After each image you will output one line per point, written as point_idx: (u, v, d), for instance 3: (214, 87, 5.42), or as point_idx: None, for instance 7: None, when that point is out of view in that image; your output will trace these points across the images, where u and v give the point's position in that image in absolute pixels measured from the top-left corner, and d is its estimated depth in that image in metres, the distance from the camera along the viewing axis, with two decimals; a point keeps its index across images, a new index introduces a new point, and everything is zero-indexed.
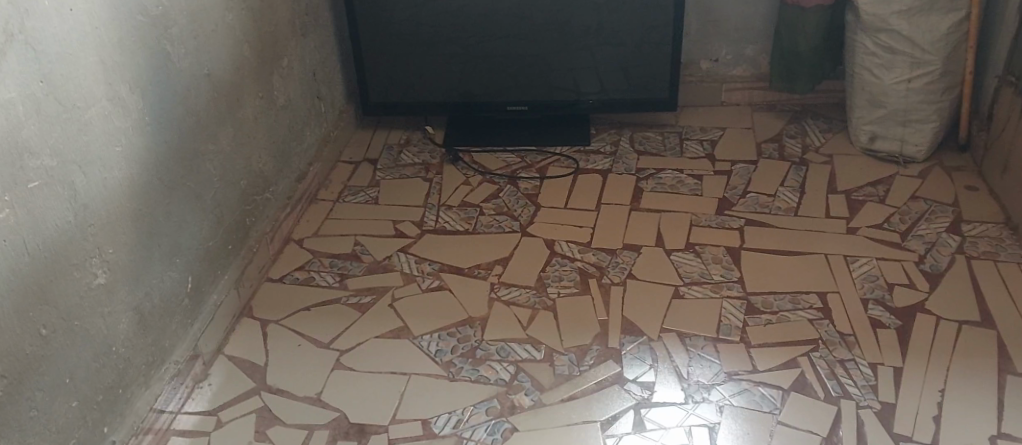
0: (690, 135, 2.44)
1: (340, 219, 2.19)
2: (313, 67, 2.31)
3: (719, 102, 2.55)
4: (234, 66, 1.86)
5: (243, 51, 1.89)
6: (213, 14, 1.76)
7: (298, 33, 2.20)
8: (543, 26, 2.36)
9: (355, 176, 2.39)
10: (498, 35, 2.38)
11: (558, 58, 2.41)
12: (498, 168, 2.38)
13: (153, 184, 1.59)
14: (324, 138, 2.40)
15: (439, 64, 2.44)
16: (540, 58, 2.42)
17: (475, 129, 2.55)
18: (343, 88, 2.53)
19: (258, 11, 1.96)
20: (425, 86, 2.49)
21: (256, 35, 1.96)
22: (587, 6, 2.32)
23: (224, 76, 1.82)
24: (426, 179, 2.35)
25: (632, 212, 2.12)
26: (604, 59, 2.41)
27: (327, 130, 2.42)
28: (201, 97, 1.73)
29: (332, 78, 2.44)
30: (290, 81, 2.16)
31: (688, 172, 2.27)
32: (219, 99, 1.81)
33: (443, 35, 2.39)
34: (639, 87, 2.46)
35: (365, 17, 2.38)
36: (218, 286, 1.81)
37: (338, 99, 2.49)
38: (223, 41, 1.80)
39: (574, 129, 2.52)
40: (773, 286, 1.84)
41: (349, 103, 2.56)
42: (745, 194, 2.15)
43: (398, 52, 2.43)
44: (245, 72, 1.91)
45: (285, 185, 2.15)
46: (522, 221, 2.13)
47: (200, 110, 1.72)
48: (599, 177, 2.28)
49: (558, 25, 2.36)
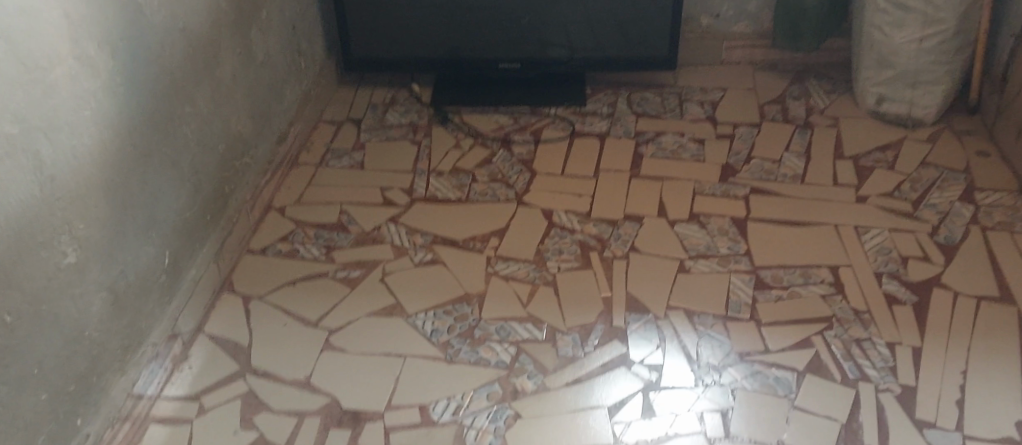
0: (691, 96, 2.34)
1: (324, 186, 2.08)
2: (292, 19, 2.15)
3: (719, 61, 2.44)
4: (211, 20, 1.71)
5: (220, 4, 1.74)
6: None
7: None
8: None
9: (337, 139, 2.26)
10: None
11: (552, 11, 2.28)
12: (490, 131, 2.26)
13: (127, 151, 1.44)
14: (305, 96, 2.25)
15: (426, 17, 2.31)
16: (532, 11, 2.29)
17: (464, 87, 2.42)
18: (323, 43, 2.37)
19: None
20: (411, 41, 2.35)
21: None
22: None
23: (201, 31, 1.67)
24: (415, 142, 2.23)
25: (632, 180, 2.04)
26: (599, 13, 2.29)
27: (307, 87, 2.27)
28: (177, 54, 1.58)
29: (312, 32, 2.29)
30: (269, 36, 2.01)
31: (690, 136, 2.17)
32: (197, 56, 1.66)
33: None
34: (636, 43, 2.34)
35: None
36: (196, 261, 1.68)
37: (318, 55, 2.34)
38: None
39: (569, 88, 2.40)
40: (783, 259, 1.75)
41: (329, 59, 2.41)
42: (749, 160, 2.06)
43: (382, 5, 2.29)
44: (222, 27, 1.76)
45: (266, 148, 2.01)
46: (518, 189, 2.04)
47: (176, 69, 1.57)
48: (597, 142, 2.19)
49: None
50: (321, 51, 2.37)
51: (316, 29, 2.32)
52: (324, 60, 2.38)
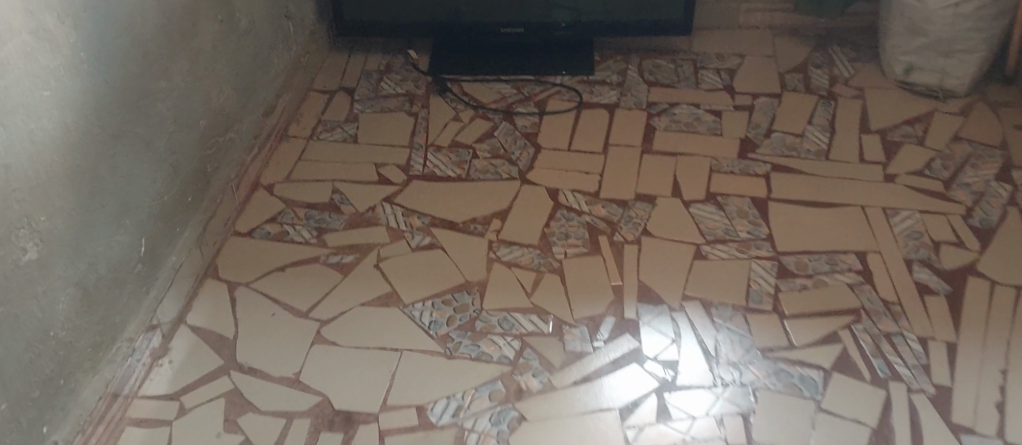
0: (706, 63, 2.20)
1: (315, 161, 1.95)
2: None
3: (737, 26, 2.29)
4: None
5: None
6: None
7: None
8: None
9: (329, 109, 2.12)
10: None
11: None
12: (492, 102, 2.14)
13: (93, 133, 1.31)
14: (295, 63, 2.11)
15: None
16: None
17: (465, 54, 2.28)
18: (315, 5, 2.23)
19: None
20: (407, 4, 2.20)
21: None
22: None
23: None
24: (412, 113, 2.11)
25: (644, 156, 1.91)
26: None
27: (298, 54, 2.13)
28: (150, 23, 1.44)
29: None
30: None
31: (705, 107, 2.04)
32: (173, 23, 1.51)
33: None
34: (648, 5, 2.19)
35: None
36: (177, 247, 1.56)
37: (309, 19, 2.19)
38: None
39: (576, 54, 2.26)
40: (808, 243, 1.63)
41: (321, 22, 2.27)
42: (769, 134, 1.93)
43: None
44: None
45: (252, 121, 1.88)
46: (521, 166, 1.93)
47: (149, 41, 1.43)
48: (606, 115, 2.06)
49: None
50: (312, 14, 2.22)
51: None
52: (316, 23, 2.24)
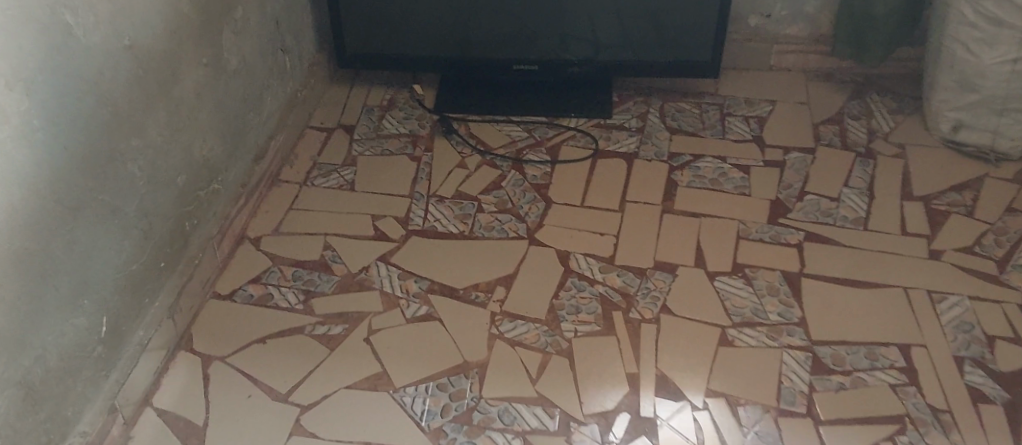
0: (734, 109, 2.04)
1: (308, 211, 1.80)
2: (278, 12, 1.85)
3: (768, 66, 2.13)
4: (169, 29, 1.40)
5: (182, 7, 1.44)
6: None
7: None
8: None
9: (326, 151, 1.97)
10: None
11: (577, 7, 1.98)
12: (500, 147, 1.99)
13: (48, 209, 1.16)
14: (291, 99, 1.96)
15: (433, 9, 2.01)
16: (556, 7, 1.98)
17: (474, 90, 2.13)
18: (315, 35, 2.08)
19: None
20: (415, 36, 2.06)
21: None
22: None
23: (155, 45, 1.37)
24: (414, 157, 1.96)
25: (665, 216, 1.75)
26: (633, 10, 1.98)
27: (295, 89, 1.98)
28: (122, 78, 1.29)
29: (302, 24, 1.99)
30: (248, 37, 1.71)
31: (732, 161, 1.88)
32: (149, 75, 1.36)
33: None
34: (674, 44, 2.04)
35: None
36: (145, 319, 1.42)
37: (308, 50, 2.04)
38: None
39: (593, 94, 2.11)
40: (845, 332, 1.47)
41: (322, 53, 2.12)
42: (802, 195, 1.76)
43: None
44: (184, 33, 1.46)
45: (239, 169, 1.73)
46: (529, 223, 1.77)
47: (120, 99, 1.28)
48: (623, 166, 1.91)
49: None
50: (312, 45, 2.08)
51: (307, 20, 2.02)
52: (316, 55, 2.09)
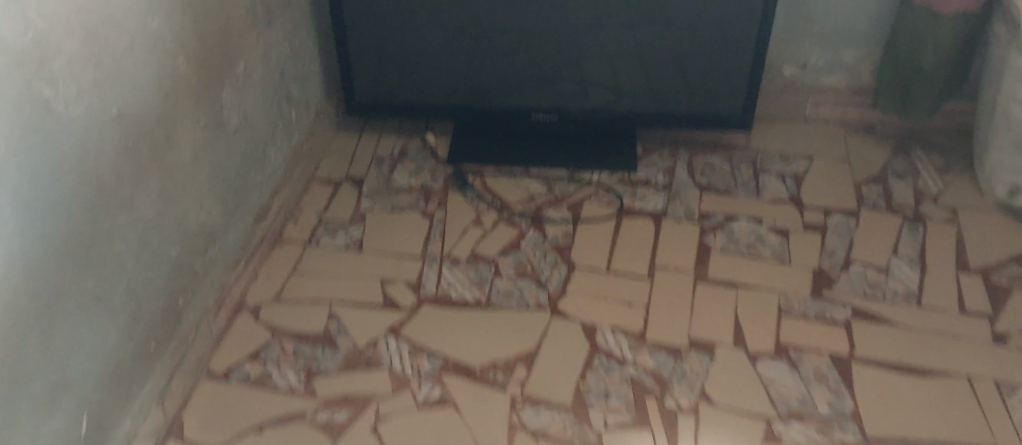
0: (768, 165, 1.91)
1: (312, 276, 1.67)
2: (278, 62, 1.74)
3: (804, 118, 2.02)
4: (161, 92, 1.32)
5: (175, 68, 1.35)
6: (124, 25, 1.21)
7: (256, 22, 1.64)
8: (585, 13, 1.79)
9: (333, 206, 1.85)
10: (525, 21, 1.81)
11: (601, 57, 1.86)
12: (518, 203, 1.86)
13: (22, 304, 1.07)
14: (295, 152, 1.85)
15: (446, 56, 1.89)
16: (579, 60, 1.86)
17: (489, 140, 2.01)
18: (322, 82, 1.97)
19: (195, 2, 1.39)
20: (429, 86, 1.95)
21: (194, 41, 1.40)
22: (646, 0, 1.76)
23: (145, 112, 1.28)
24: (427, 214, 1.83)
25: (699, 285, 1.61)
26: (660, 62, 1.86)
27: (299, 140, 1.87)
28: (109, 154, 1.20)
29: (307, 72, 1.88)
30: (246, 93, 1.63)
31: (768, 224, 1.75)
32: (139, 144, 1.28)
33: (451, 19, 1.82)
34: (704, 98, 1.92)
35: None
36: (133, 406, 1.32)
37: (314, 99, 1.93)
38: (140, 67, 1.26)
39: (616, 146, 1.98)
40: (904, 428, 1.35)
41: (329, 100, 2.01)
42: (848, 264, 1.62)
43: (394, 45, 1.88)
44: (177, 94, 1.37)
45: (238, 233, 1.62)
46: (551, 290, 1.63)
47: (107, 177, 1.20)
48: (651, 227, 1.77)
49: (602, 13, 1.79)
50: (319, 92, 1.96)
51: (312, 67, 1.91)
52: (323, 103, 1.98)
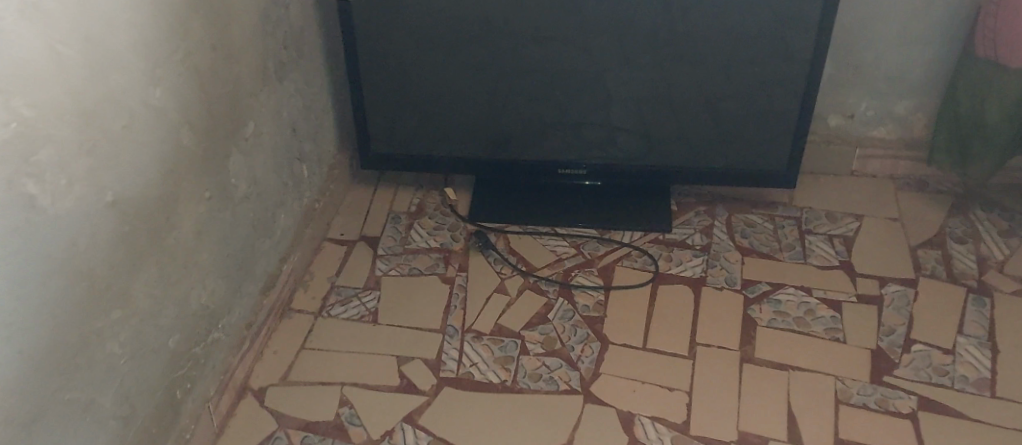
0: (814, 225, 1.77)
1: (322, 351, 1.53)
2: (291, 117, 1.62)
3: (849, 172, 1.88)
4: (162, 172, 1.19)
5: (179, 139, 1.22)
6: (122, 101, 1.10)
7: (268, 76, 1.51)
8: (619, 62, 1.66)
9: (346, 270, 1.71)
10: (555, 69, 1.69)
11: (637, 109, 1.73)
12: (545, 267, 1.71)
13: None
14: (307, 210, 1.72)
15: (468, 106, 1.77)
16: (613, 111, 1.74)
17: (512, 195, 1.88)
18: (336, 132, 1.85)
19: (195, 64, 1.27)
20: (451, 137, 1.82)
21: (196, 109, 1.28)
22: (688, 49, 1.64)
23: (146, 193, 1.16)
24: (446, 279, 1.69)
25: (745, 366, 1.47)
26: (700, 115, 1.74)
27: (313, 197, 1.74)
28: (103, 244, 1.07)
29: (321, 123, 1.76)
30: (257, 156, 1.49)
31: (818, 294, 1.61)
32: (138, 231, 1.14)
33: (475, 67, 1.70)
34: (746, 152, 1.79)
35: (368, 40, 1.69)
36: None
37: (328, 151, 1.81)
38: (139, 144, 1.13)
39: (649, 202, 1.85)
40: None
41: (343, 151, 1.89)
42: (909, 344, 1.49)
43: (415, 95, 1.76)
44: (178, 169, 1.24)
45: (245, 306, 1.48)
46: (583, 371, 1.48)
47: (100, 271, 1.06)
48: (691, 296, 1.62)
49: (638, 62, 1.66)
50: (333, 143, 1.84)
51: (327, 117, 1.79)
52: (337, 154, 1.85)
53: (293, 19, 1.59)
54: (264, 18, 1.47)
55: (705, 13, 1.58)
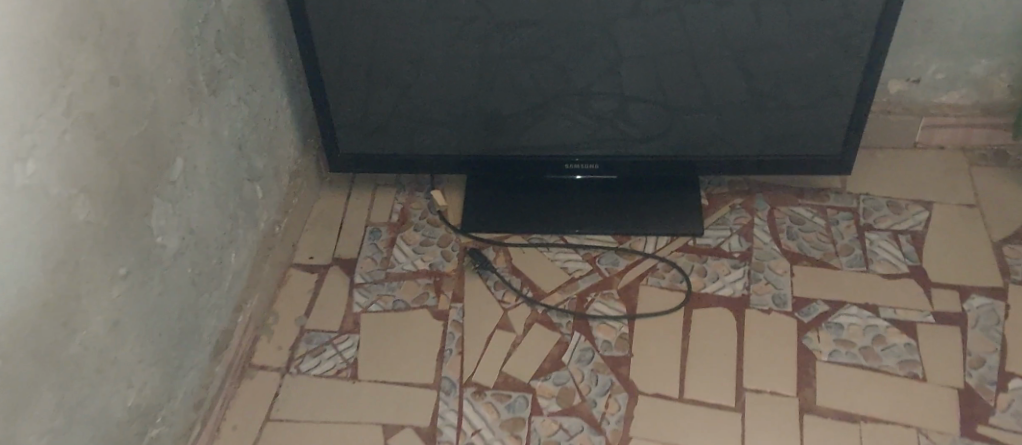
0: (874, 219, 1.48)
1: (294, 423, 1.27)
2: (243, 131, 1.32)
3: (913, 143, 1.57)
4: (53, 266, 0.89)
5: (75, 218, 0.92)
6: None
7: (206, 92, 1.21)
8: (641, 35, 1.35)
9: (318, 306, 1.43)
10: (563, 47, 1.38)
11: (664, 87, 1.43)
12: (555, 291, 1.43)
13: None
14: (269, 236, 1.43)
15: (458, 94, 1.47)
16: (635, 90, 1.44)
17: (512, 196, 1.59)
18: (301, 130, 1.54)
19: (112, 114, 0.97)
20: (440, 129, 1.52)
21: (101, 164, 0.96)
22: (730, 13, 1.32)
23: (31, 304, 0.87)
24: (439, 313, 1.41)
25: (806, 420, 1.22)
26: (741, 90, 1.43)
27: (276, 217, 1.45)
28: None
29: (280, 126, 1.46)
30: (200, 196, 1.20)
31: (887, 314, 1.33)
32: (19, 360, 0.86)
33: (466, 48, 1.39)
34: (795, 131, 1.48)
35: (331, 24, 1.37)
36: None
37: (293, 156, 1.51)
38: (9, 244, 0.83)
39: (674, 199, 1.56)
40: None
41: (310, 151, 1.58)
42: (1004, 381, 1.23)
43: (394, 84, 1.45)
44: (85, 255, 0.94)
45: (193, 382, 1.21)
46: (610, 435, 1.23)
47: None
48: (734, 324, 1.35)
49: (667, 34, 1.35)
50: (297, 146, 1.54)
51: (289, 117, 1.49)
52: (303, 157, 1.55)
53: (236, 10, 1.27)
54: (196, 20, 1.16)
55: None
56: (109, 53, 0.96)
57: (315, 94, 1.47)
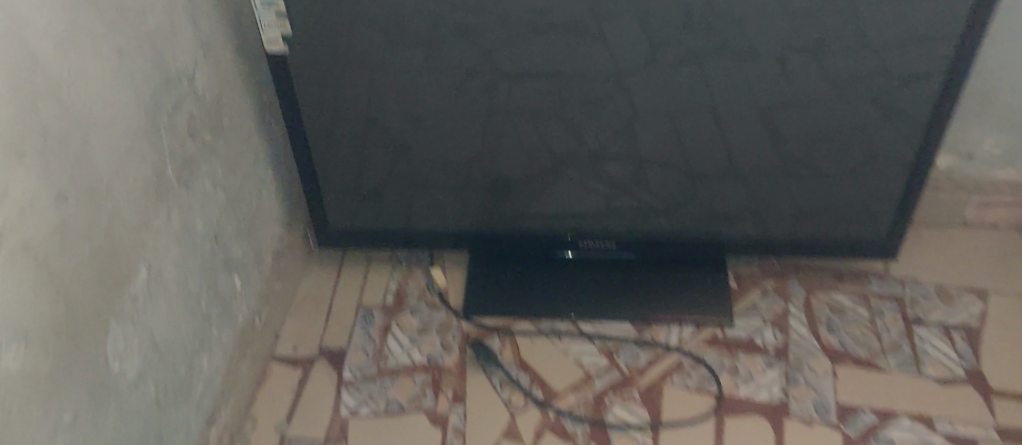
0: (923, 311, 1.33)
1: None
2: (218, 217, 1.17)
3: (966, 220, 1.44)
4: None
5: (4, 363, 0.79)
6: None
7: (174, 182, 1.06)
8: (669, 111, 1.20)
9: (301, 407, 1.27)
10: (580, 111, 1.21)
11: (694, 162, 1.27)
12: (569, 392, 1.28)
13: None
14: (248, 329, 1.28)
15: (461, 165, 1.31)
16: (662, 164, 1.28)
17: (519, 275, 1.43)
18: (286, 204, 1.39)
19: (30, 236, 0.82)
20: (441, 201, 1.36)
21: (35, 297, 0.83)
22: (772, 86, 1.17)
23: None
24: (438, 418, 1.25)
25: None
26: (782, 167, 1.27)
27: (257, 306, 1.30)
28: None
29: (262, 204, 1.30)
30: (162, 305, 1.05)
31: (944, 429, 1.18)
32: None
33: (471, 117, 1.23)
34: (838, 209, 1.33)
35: (321, 91, 1.22)
36: None
37: (276, 234, 1.36)
38: None
39: (698, 281, 1.40)
40: None
41: (297, 225, 1.43)
42: None
43: (389, 154, 1.29)
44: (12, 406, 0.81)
45: None
46: None
47: None
48: (772, 438, 1.20)
49: (698, 110, 1.20)
50: (282, 221, 1.38)
51: (273, 191, 1.34)
52: (289, 233, 1.40)
53: (210, 84, 1.12)
54: (159, 105, 1.02)
55: (795, 40, 1.11)
56: (23, 166, 0.81)
57: (302, 166, 1.32)
